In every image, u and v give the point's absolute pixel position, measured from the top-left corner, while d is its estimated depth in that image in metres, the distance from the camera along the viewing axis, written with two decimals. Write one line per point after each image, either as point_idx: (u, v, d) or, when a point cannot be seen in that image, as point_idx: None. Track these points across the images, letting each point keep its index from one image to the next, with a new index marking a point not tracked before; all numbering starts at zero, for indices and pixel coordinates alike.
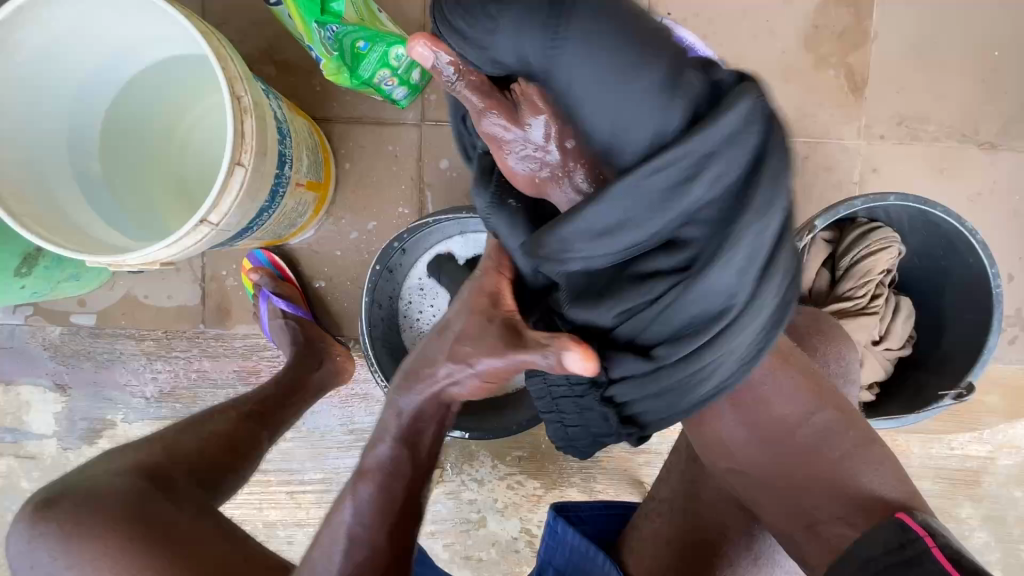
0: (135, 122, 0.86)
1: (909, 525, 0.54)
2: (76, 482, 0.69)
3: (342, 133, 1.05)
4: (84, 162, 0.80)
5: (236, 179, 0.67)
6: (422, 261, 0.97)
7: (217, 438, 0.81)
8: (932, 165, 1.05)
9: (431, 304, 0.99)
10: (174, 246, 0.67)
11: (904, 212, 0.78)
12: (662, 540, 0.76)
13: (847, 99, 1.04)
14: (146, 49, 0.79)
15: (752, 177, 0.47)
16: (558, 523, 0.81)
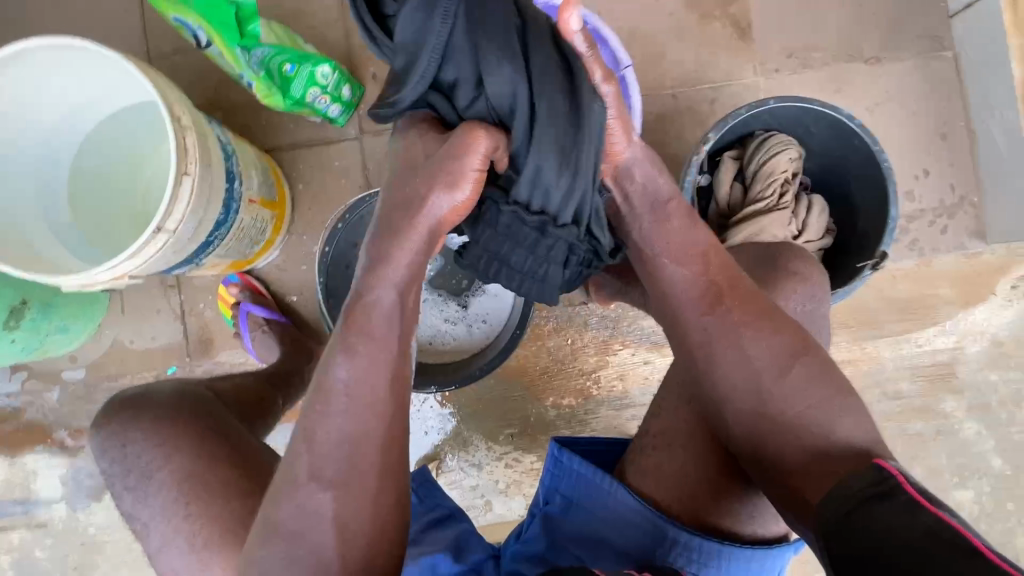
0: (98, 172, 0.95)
1: (885, 467, 0.61)
2: (148, 389, 0.86)
3: (292, 158, 1.15)
4: (54, 212, 0.89)
5: (184, 188, 0.75)
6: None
7: (245, 390, 0.95)
8: (828, 86, 1.15)
9: None
10: (138, 256, 0.74)
11: (789, 112, 0.86)
12: (662, 474, 0.75)
13: (737, 43, 1.15)
14: (99, 104, 0.89)
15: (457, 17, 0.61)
16: (563, 455, 0.79)
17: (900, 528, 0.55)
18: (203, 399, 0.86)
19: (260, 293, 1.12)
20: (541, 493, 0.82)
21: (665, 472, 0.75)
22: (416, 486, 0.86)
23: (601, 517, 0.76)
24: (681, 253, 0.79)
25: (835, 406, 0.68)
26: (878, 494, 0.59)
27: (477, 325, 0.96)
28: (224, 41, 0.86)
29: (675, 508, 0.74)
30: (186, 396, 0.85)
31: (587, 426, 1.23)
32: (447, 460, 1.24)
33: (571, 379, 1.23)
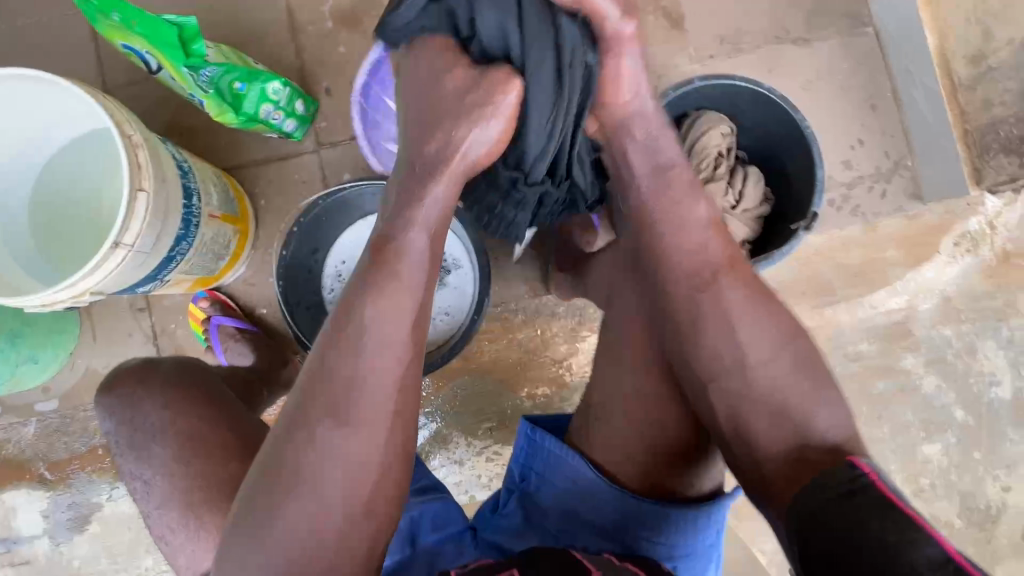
0: None
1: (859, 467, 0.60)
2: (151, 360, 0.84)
3: (253, 175, 1.18)
4: (18, 242, 0.92)
5: (140, 203, 0.77)
6: (335, 248, 0.99)
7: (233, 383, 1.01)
8: (760, 68, 1.21)
9: None
10: (97, 273, 0.76)
11: (715, 91, 0.92)
12: (612, 445, 0.77)
13: (671, 34, 1.21)
14: (54, 134, 0.92)
15: None
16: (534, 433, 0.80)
17: (868, 527, 0.54)
18: (209, 375, 0.84)
19: (231, 307, 1.15)
20: (515, 471, 0.82)
21: (615, 441, 0.77)
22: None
23: (569, 492, 0.77)
24: (674, 218, 0.77)
25: (821, 391, 0.67)
26: (849, 492, 0.58)
27: (441, 318, 1.00)
28: (174, 66, 0.87)
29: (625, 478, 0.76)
30: (188, 370, 0.82)
31: (563, 414, 1.26)
32: (429, 459, 1.26)
33: (544, 369, 1.26)
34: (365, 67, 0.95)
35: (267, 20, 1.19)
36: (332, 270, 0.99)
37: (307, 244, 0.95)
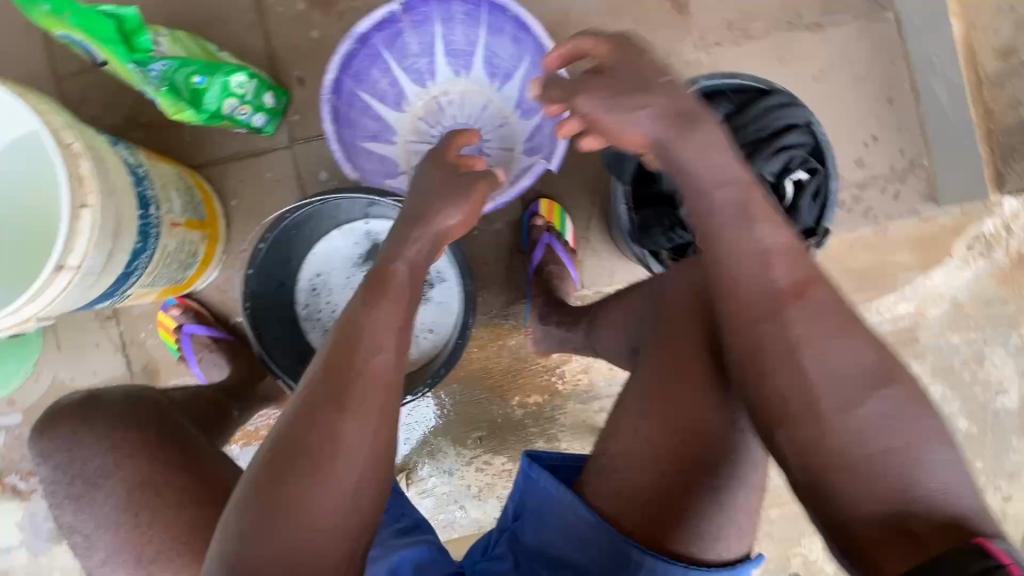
0: None
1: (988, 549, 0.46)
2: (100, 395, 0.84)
3: (223, 173, 1.10)
4: None
5: (84, 221, 0.70)
6: (308, 261, 0.95)
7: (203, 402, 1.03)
8: (770, 57, 1.12)
9: (327, 301, 0.96)
10: (44, 298, 0.69)
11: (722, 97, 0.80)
12: (626, 497, 0.70)
13: (675, 18, 1.11)
14: None
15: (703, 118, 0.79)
16: (530, 468, 0.76)
17: None
18: (157, 401, 0.85)
19: (205, 315, 1.08)
20: (511, 507, 0.79)
21: (626, 495, 0.70)
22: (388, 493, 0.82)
23: (553, 530, 0.73)
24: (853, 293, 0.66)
25: None
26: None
27: (424, 337, 0.95)
28: (122, 64, 0.78)
29: (636, 533, 0.69)
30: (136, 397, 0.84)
31: (555, 423, 1.22)
32: (417, 469, 1.23)
33: (536, 377, 1.21)
34: (334, 63, 0.90)
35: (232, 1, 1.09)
36: (306, 283, 0.95)
37: (276, 258, 0.88)
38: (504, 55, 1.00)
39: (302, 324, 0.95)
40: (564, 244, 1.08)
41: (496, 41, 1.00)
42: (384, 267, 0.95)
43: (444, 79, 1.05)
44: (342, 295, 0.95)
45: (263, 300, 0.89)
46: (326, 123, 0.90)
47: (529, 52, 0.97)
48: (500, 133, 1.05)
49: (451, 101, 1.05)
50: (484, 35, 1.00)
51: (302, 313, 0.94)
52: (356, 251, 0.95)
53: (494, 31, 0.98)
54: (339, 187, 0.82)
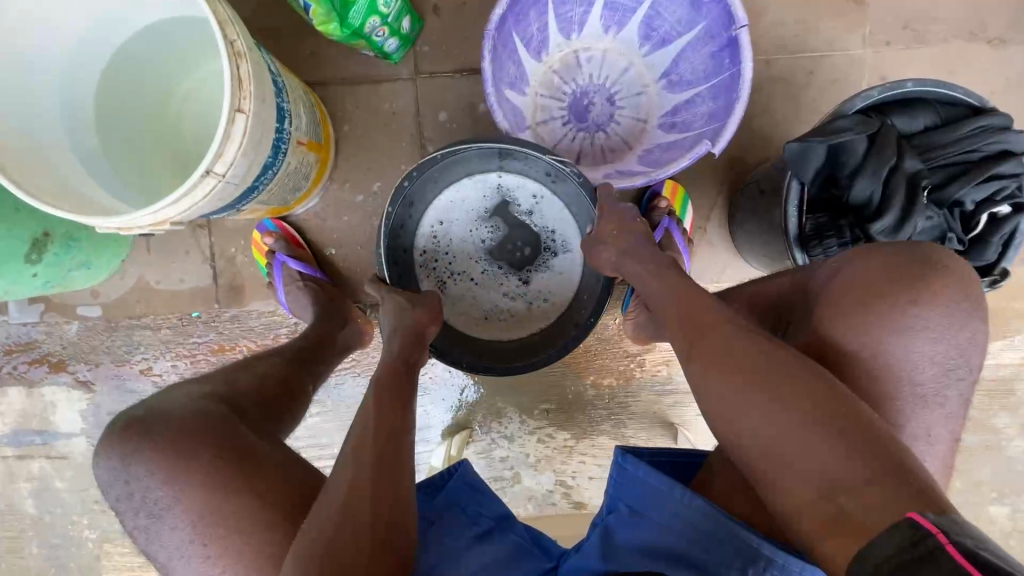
0: (128, 89, 0.84)
1: (920, 523, 0.47)
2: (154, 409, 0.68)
3: (338, 96, 1.04)
4: (82, 134, 0.79)
5: (238, 127, 0.65)
6: (434, 208, 0.98)
7: (270, 378, 0.80)
8: (942, 67, 1.02)
9: (446, 250, 1.00)
10: (185, 199, 0.65)
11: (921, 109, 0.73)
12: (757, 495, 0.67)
13: (848, 8, 1.01)
14: (136, 14, 0.77)
15: (900, 122, 0.72)
16: (626, 461, 0.71)
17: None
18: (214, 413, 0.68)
19: (298, 244, 1.04)
20: (603, 503, 0.73)
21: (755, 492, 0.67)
22: (456, 493, 0.74)
23: (666, 529, 0.67)
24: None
25: None
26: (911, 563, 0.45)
27: (539, 301, 1.00)
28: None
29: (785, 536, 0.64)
30: (187, 414, 0.67)
31: (626, 409, 1.19)
32: (477, 429, 1.21)
33: (614, 360, 1.18)
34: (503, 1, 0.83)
35: None
36: (428, 231, 0.99)
37: (407, 200, 0.89)
38: (670, 20, 0.93)
39: (416, 268, 0.99)
40: (682, 229, 1.02)
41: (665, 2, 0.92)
42: (508, 223, 0.99)
43: (591, 33, 0.98)
44: (464, 247, 1.00)
45: (391, 241, 0.91)
46: (486, 59, 0.84)
47: (705, 18, 0.89)
48: (635, 103, 0.99)
49: (592, 58, 0.99)
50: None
51: (421, 259, 0.99)
52: (482, 203, 0.99)
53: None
54: (506, 139, 0.83)
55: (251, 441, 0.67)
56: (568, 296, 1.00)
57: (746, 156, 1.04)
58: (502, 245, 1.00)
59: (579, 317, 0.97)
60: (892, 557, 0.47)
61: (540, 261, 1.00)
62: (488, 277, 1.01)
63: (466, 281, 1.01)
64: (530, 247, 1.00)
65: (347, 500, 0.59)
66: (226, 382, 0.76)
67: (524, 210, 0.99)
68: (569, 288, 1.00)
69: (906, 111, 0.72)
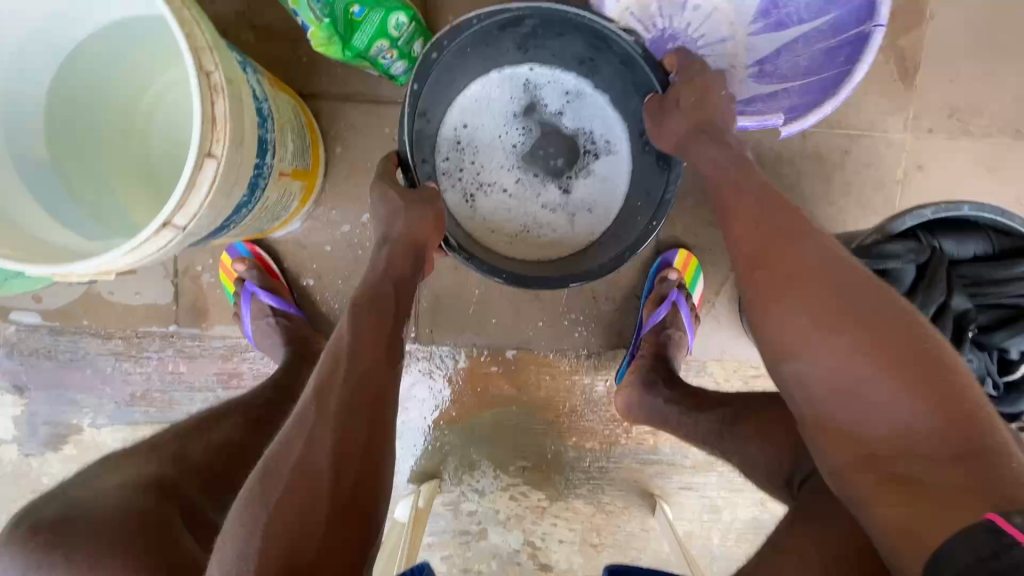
0: (86, 93, 0.73)
1: (1005, 529, 0.42)
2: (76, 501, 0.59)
3: (333, 113, 0.93)
4: (26, 144, 0.68)
5: (206, 173, 0.55)
6: (457, 106, 0.91)
7: (224, 448, 0.71)
8: (981, 163, 0.96)
9: (471, 159, 0.93)
10: (133, 252, 0.56)
11: (973, 233, 0.77)
12: None
13: (895, 88, 0.94)
14: (100, 11, 0.67)
15: (947, 249, 0.75)
16: None
17: None
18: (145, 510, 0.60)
19: (271, 275, 0.95)
20: None
21: None
22: None
23: None
24: None
25: None
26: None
27: (580, 212, 0.94)
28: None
29: None
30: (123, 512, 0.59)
31: (606, 475, 1.13)
32: (447, 479, 1.13)
33: (600, 424, 1.12)
34: None
35: None
36: (451, 134, 0.92)
37: (425, 106, 0.80)
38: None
39: (439, 177, 0.92)
40: (689, 304, 0.97)
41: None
42: (541, 125, 0.93)
43: None
44: (493, 152, 0.93)
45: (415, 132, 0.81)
46: None
47: (835, 10, 0.83)
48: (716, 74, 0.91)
49: (699, 7, 0.90)
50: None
51: (444, 167, 0.91)
52: (513, 107, 0.93)
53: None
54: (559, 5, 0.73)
55: (189, 552, 0.59)
56: (612, 208, 0.93)
57: None
58: (538, 153, 0.93)
59: (629, 225, 0.87)
60: (972, 566, 0.41)
61: (581, 165, 0.94)
62: (522, 187, 0.94)
63: (496, 195, 0.94)
64: (569, 153, 0.94)
65: (307, 451, 0.57)
66: (178, 457, 0.67)
67: (558, 115, 0.93)
68: (614, 198, 0.93)
69: (958, 237, 0.75)
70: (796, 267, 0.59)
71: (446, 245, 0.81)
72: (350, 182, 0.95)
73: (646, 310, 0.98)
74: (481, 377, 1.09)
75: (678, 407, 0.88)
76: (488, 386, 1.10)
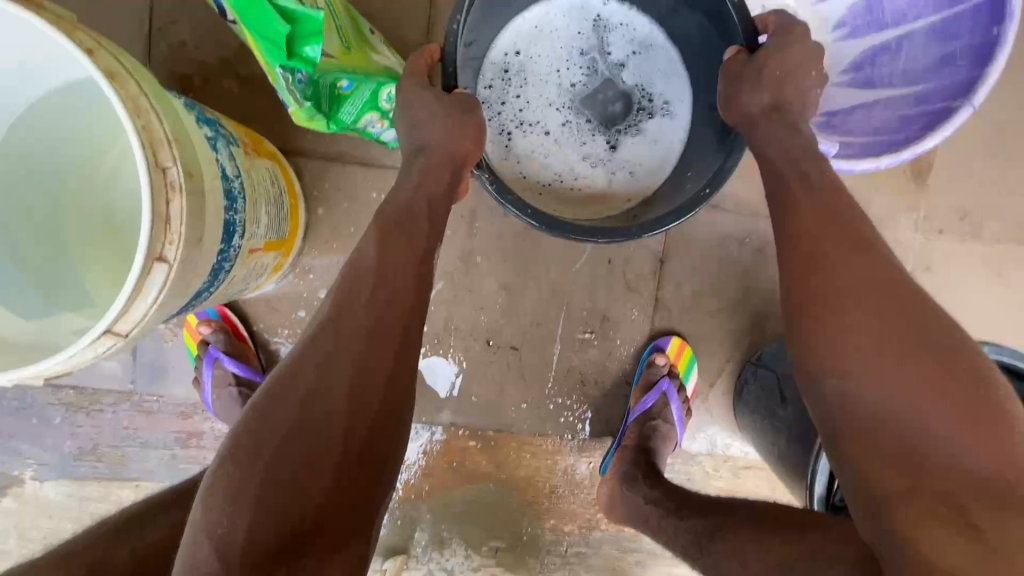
0: (37, 156, 0.67)
1: None
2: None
3: (317, 171, 0.87)
4: None
5: (155, 278, 0.49)
6: (513, 28, 0.77)
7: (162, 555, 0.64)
8: (990, 269, 0.92)
9: (516, 92, 0.79)
10: (66, 361, 0.49)
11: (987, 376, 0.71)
12: None
13: (907, 186, 0.91)
14: (51, 73, 0.61)
15: None
16: None
17: None
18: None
19: (238, 337, 0.91)
20: None
21: None
22: None
23: None
24: None
25: None
26: None
27: (621, 173, 0.79)
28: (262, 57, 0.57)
29: None
30: None
31: (583, 560, 1.07)
32: (415, 556, 1.06)
33: (580, 506, 1.06)
34: None
35: None
36: (500, 59, 0.77)
37: (473, 24, 0.68)
38: (897, 64, 0.78)
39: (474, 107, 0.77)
40: (681, 396, 0.91)
41: (915, 42, 0.76)
42: (601, 68, 0.79)
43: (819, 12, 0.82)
44: (543, 86, 0.79)
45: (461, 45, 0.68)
46: None
47: (931, 82, 0.75)
48: None
49: None
50: (926, 20, 0.75)
51: (483, 94, 0.77)
52: (574, 40, 0.78)
53: (937, 33, 0.75)
54: None
55: None
56: (657, 177, 0.78)
57: (765, 323, 0.93)
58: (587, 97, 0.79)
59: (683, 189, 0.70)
60: None
61: (631, 120, 0.79)
62: (566, 126, 0.79)
63: (534, 136, 0.79)
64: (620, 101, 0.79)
65: (303, 418, 0.52)
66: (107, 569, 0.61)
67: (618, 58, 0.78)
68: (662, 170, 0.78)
69: None
70: (851, 270, 0.53)
71: (475, 169, 0.69)
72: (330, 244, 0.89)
73: (635, 396, 0.92)
74: (458, 451, 1.03)
75: (657, 509, 0.79)
76: (464, 461, 1.04)
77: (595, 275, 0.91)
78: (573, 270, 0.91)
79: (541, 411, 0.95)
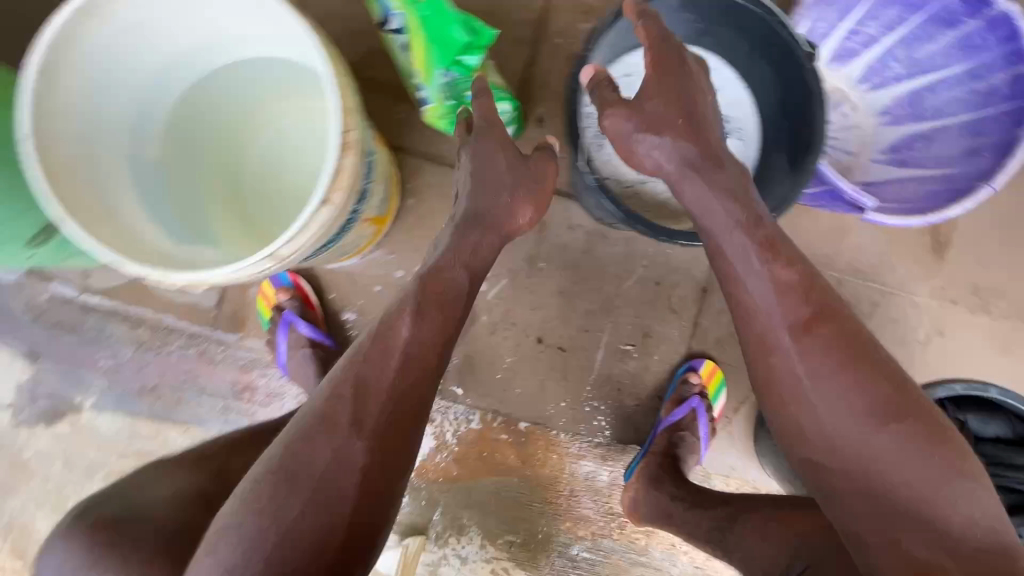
0: (208, 111, 0.79)
1: None
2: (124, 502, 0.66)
3: (415, 167, 0.99)
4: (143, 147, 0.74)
5: (320, 217, 0.60)
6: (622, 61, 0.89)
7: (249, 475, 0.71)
8: (997, 342, 1.02)
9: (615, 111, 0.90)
10: (232, 273, 0.59)
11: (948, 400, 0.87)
12: None
13: (927, 257, 1.02)
14: (244, 45, 0.74)
15: None
16: None
17: None
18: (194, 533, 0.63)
19: (309, 308, 1.00)
20: None
21: None
22: None
23: None
24: None
25: None
26: None
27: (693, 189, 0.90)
28: (425, 59, 0.72)
29: None
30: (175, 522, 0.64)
31: (591, 568, 1.12)
32: (432, 538, 1.12)
33: (596, 514, 1.12)
34: None
35: (516, 14, 1.00)
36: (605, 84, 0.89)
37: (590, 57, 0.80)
38: (930, 151, 0.91)
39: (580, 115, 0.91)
40: (709, 414, 0.99)
41: (948, 134, 0.90)
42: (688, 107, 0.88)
43: (872, 100, 0.96)
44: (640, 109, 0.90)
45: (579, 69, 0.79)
46: None
47: (960, 167, 0.86)
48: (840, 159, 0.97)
49: (845, 115, 0.97)
50: (958, 118, 0.89)
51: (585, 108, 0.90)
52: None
53: (968, 128, 0.88)
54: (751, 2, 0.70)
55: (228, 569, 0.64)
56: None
57: None
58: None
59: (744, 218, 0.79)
60: None
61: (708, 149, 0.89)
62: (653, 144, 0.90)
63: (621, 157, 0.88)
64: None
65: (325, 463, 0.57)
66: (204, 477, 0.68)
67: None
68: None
69: None
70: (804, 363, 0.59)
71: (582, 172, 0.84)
72: (415, 232, 1.00)
73: (666, 408, 0.99)
74: (490, 443, 1.10)
75: (682, 504, 0.87)
76: (495, 453, 1.10)
77: (643, 295, 1.01)
78: (624, 287, 1.01)
79: (577, 413, 1.04)
